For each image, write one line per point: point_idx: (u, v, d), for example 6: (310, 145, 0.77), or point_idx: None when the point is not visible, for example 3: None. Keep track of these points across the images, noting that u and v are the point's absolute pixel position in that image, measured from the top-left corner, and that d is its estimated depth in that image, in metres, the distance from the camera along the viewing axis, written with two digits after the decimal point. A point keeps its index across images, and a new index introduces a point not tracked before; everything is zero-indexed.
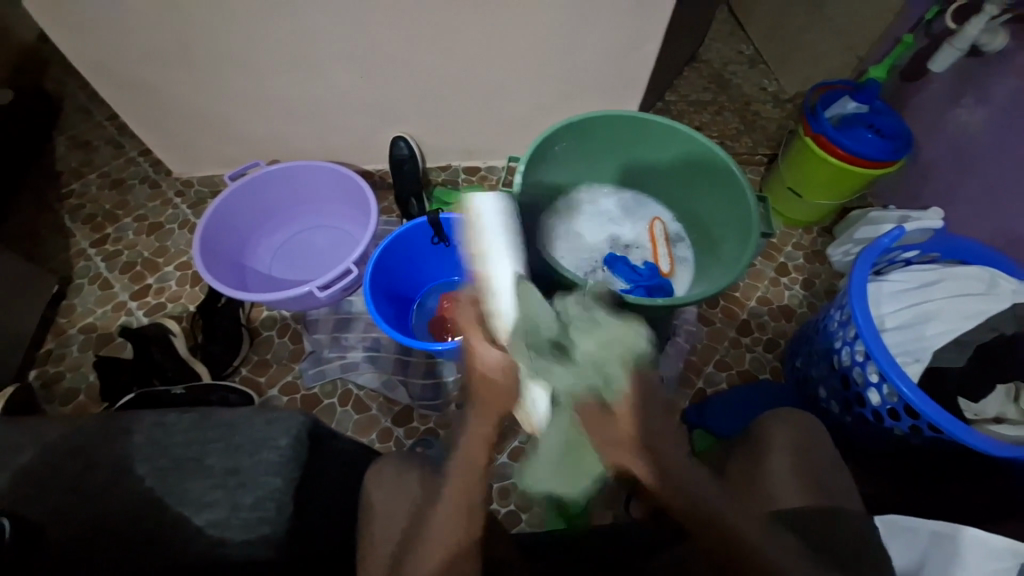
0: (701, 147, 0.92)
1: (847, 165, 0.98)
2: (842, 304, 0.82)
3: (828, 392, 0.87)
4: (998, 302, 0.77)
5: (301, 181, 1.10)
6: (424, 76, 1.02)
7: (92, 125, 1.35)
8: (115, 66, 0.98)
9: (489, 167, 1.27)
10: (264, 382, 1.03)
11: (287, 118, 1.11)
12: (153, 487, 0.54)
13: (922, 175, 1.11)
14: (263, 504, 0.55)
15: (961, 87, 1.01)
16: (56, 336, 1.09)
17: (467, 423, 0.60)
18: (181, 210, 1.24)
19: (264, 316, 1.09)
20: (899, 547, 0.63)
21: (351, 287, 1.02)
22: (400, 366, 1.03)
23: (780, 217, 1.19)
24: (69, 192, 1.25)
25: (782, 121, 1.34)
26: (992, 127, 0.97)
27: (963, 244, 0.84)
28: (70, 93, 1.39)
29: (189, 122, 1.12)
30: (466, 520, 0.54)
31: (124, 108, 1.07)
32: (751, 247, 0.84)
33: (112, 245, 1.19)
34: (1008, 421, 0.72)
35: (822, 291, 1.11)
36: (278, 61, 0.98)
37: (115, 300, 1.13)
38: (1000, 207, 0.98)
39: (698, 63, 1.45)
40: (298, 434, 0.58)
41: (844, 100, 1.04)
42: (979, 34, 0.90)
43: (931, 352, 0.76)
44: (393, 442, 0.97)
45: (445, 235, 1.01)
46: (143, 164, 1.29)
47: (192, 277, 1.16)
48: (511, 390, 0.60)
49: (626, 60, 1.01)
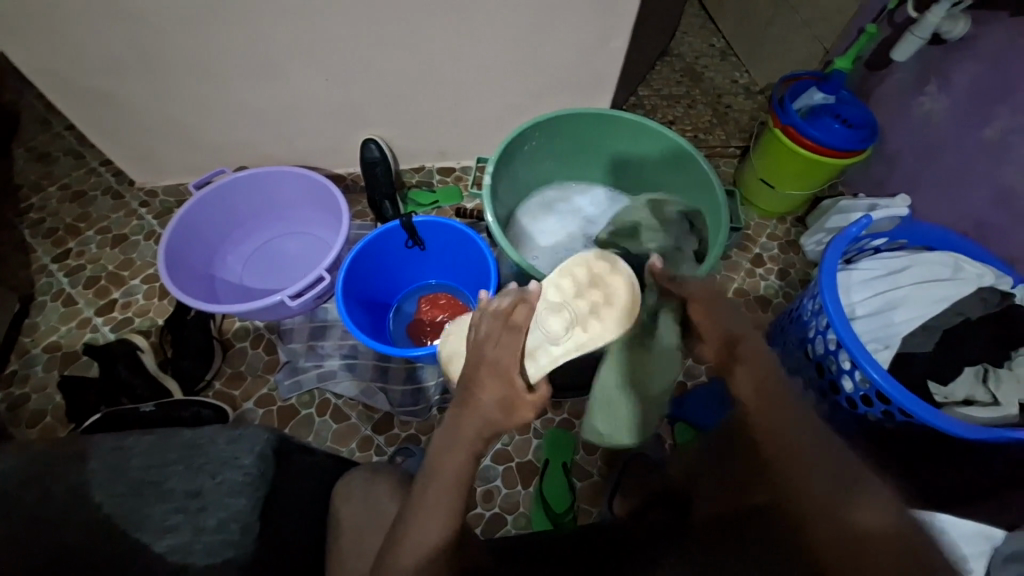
0: (670, 142, 0.92)
1: (816, 156, 1.00)
2: (815, 294, 0.83)
3: (805, 381, 0.88)
4: (962, 286, 0.78)
5: (269, 187, 1.07)
6: (391, 76, 1.00)
7: (50, 136, 1.29)
8: (64, 73, 0.93)
9: (463, 167, 1.26)
10: (239, 395, 1.00)
11: (253, 124, 1.08)
12: (110, 514, 0.52)
13: (889, 164, 1.13)
14: (226, 526, 0.53)
15: (924, 76, 1.02)
16: (19, 357, 1.05)
17: (437, 446, 0.54)
18: (147, 220, 1.20)
19: (237, 327, 1.07)
20: None
21: (325, 294, 1.00)
22: (378, 373, 1.01)
23: (754, 208, 1.20)
24: (28, 207, 1.20)
25: (754, 113, 1.35)
26: (954, 114, 0.99)
27: (929, 230, 0.86)
28: (25, 102, 1.33)
29: (149, 130, 1.08)
30: (448, 527, 0.52)
31: (79, 117, 1.03)
32: (719, 237, 0.84)
33: (75, 260, 1.15)
34: (977, 403, 0.73)
35: (796, 280, 1.12)
36: (238, 65, 0.95)
37: (80, 317, 1.09)
38: (964, 193, 1.00)
39: (670, 57, 1.45)
40: (261, 451, 0.58)
41: (813, 91, 1.05)
42: (940, 22, 0.92)
43: (900, 339, 0.78)
44: (374, 450, 0.96)
45: (419, 238, 0.99)
46: (105, 175, 1.25)
47: (161, 290, 1.12)
48: (478, 424, 0.52)
49: (597, 56, 1.00)
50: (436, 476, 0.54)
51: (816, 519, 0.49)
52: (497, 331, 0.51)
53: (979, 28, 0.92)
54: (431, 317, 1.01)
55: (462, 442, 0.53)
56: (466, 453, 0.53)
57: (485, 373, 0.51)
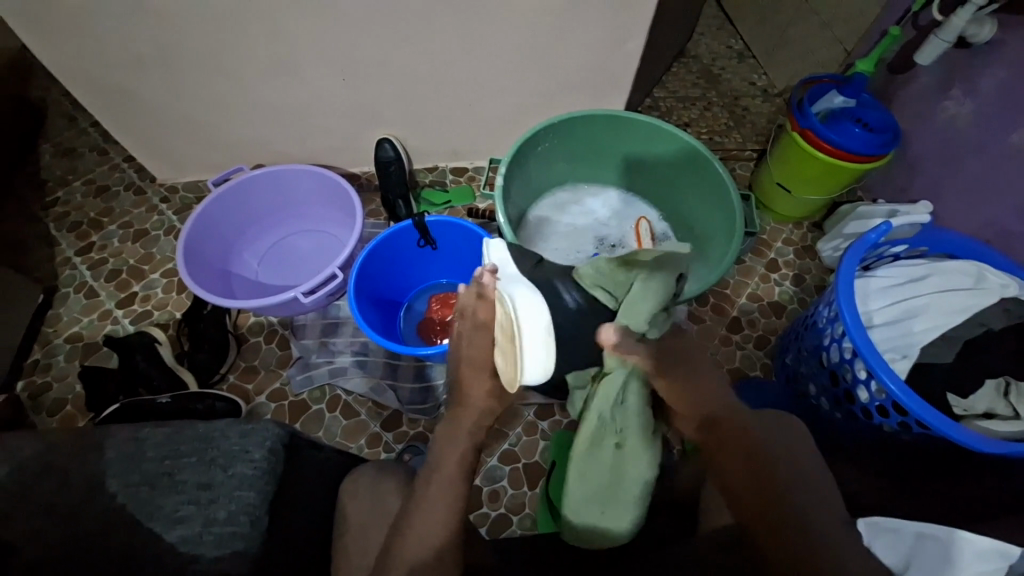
0: (685, 145, 0.91)
1: (835, 160, 0.98)
2: (830, 301, 0.82)
3: (819, 389, 0.87)
4: (985, 297, 0.76)
5: (285, 185, 1.09)
6: (405, 76, 1.01)
7: (77, 132, 1.33)
8: (91, 72, 0.96)
9: (476, 168, 1.26)
10: (252, 389, 1.02)
11: (270, 122, 1.10)
12: (125, 504, 0.53)
13: (911, 169, 1.10)
14: (236, 518, 0.54)
15: (948, 79, 1.00)
16: (43, 346, 1.08)
17: (437, 444, 0.59)
18: (166, 216, 1.22)
19: (252, 322, 1.08)
20: (885, 547, 0.60)
21: (337, 292, 1.01)
22: (388, 370, 1.02)
23: (770, 213, 1.19)
24: (54, 201, 1.24)
25: (771, 116, 1.33)
26: (980, 119, 0.96)
27: (951, 238, 0.84)
28: (53, 99, 1.37)
29: (170, 127, 1.10)
30: (450, 520, 0.54)
31: (104, 115, 1.06)
32: (734, 243, 0.84)
33: (97, 253, 1.18)
34: (998, 417, 0.71)
35: (812, 286, 1.10)
36: (256, 65, 0.97)
37: (102, 309, 1.12)
38: (988, 200, 0.98)
39: (687, 58, 1.44)
40: (272, 445, 0.59)
41: (833, 94, 1.02)
42: (966, 26, 0.89)
43: (919, 349, 0.76)
44: (382, 447, 0.97)
45: (431, 238, 1.00)
46: (128, 170, 1.28)
47: (178, 284, 1.15)
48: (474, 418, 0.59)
49: (611, 57, 1.00)
50: (438, 471, 0.57)
51: (801, 540, 0.51)
52: (471, 333, 0.60)
53: (1007, 31, 0.89)
54: (442, 316, 1.02)
55: (461, 437, 0.58)
56: (463, 447, 0.58)
57: (470, 375, 0.60)
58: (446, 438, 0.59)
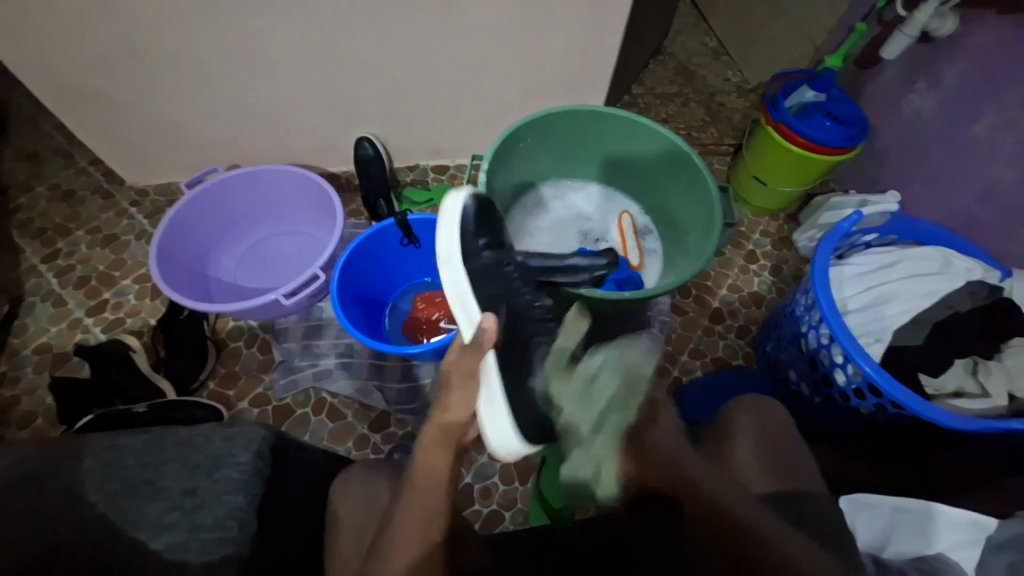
0: (663, 141, 0.93)
1: (808, 153, 1.01)
2: (807, 289, 0.84)
3: (799, 374, 0.90)
4: (952, 281, 0.79)
5: (262, 186, 1.06)
6: (384, 73, 1.00)
7: (38, 135, 1.27)
8: (51, 71, 0.92)
9: (458, 165, 1.26)
10: (233, 395, 1.00)
11: (245, 122, 1.07)
12: (104, 511, 0.51)
13: (879, 161, 1.14)
14: (223, 523, 0.53)
15: (913, 73, 1.03)
16: (8, 358, 1.03)
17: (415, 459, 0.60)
18: (137, 220, 1.18)
19: (231, 327, 1.06)
20: (864, 523, 0.67)
21: (320, 293, 1.00)
22: (374, 371, 1.01)
23: (747, 205, 1.21)
24: (16, 207, 1.18)
25: (746, 111, 1.36)
26: (943, 111, 1.00)
27: (918, 225, 0.87)
28: (12, 101, 1.31)
29: (139, 128, 1.06)
30: (444, 508, 0.57)
31: (68, 116, 1.02)
32: (713, 237, 0.86)
33: (64, 260, 1.13)
34: (967, 395, 0.75)
35: (790, 276, 1.13)
36: (229, 63, 0.94)
37: (70, 318, 1.07)
38: (952, 188, 1.02)
39: (663, 55, 1.46)
40: (258, 449, 0.59)
41: (804, 89, 1.06)
42: (929, 21, 0.93)
43: (891, 332, 0.79)
44: (370, 449, 0.96)
45: (415, 236, 0.99)
46: (95, 174, 1.23)
47: (152, 290, 1.11)
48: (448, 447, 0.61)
49: (589, 55, 1.01)
50: (420, 479, 0.58)
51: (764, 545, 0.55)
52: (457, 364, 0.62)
53: (966, 27, 0.93)
54: (427, 315, 1.01)
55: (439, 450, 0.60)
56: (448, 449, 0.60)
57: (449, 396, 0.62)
58: (428, 449, 0.60)
